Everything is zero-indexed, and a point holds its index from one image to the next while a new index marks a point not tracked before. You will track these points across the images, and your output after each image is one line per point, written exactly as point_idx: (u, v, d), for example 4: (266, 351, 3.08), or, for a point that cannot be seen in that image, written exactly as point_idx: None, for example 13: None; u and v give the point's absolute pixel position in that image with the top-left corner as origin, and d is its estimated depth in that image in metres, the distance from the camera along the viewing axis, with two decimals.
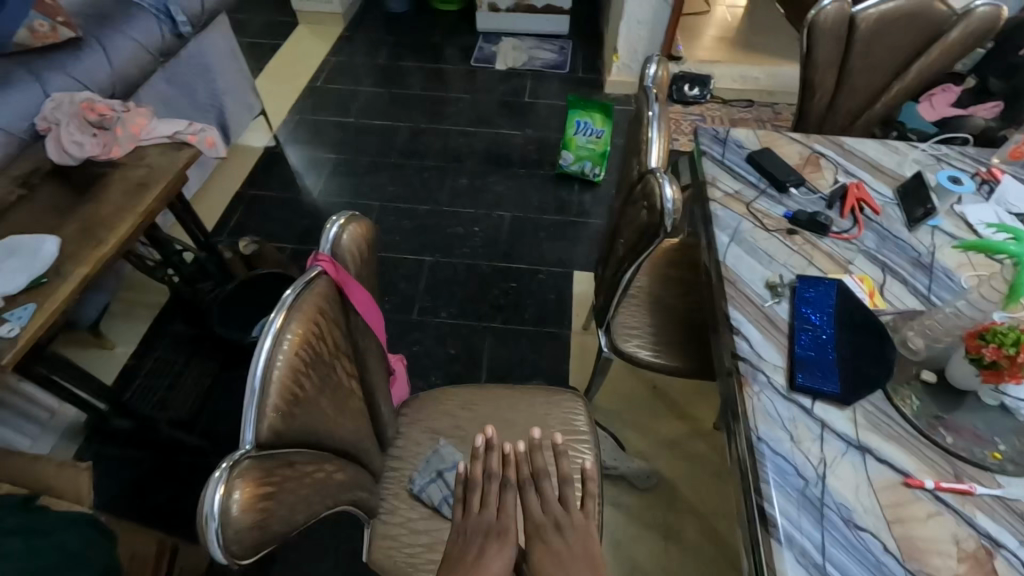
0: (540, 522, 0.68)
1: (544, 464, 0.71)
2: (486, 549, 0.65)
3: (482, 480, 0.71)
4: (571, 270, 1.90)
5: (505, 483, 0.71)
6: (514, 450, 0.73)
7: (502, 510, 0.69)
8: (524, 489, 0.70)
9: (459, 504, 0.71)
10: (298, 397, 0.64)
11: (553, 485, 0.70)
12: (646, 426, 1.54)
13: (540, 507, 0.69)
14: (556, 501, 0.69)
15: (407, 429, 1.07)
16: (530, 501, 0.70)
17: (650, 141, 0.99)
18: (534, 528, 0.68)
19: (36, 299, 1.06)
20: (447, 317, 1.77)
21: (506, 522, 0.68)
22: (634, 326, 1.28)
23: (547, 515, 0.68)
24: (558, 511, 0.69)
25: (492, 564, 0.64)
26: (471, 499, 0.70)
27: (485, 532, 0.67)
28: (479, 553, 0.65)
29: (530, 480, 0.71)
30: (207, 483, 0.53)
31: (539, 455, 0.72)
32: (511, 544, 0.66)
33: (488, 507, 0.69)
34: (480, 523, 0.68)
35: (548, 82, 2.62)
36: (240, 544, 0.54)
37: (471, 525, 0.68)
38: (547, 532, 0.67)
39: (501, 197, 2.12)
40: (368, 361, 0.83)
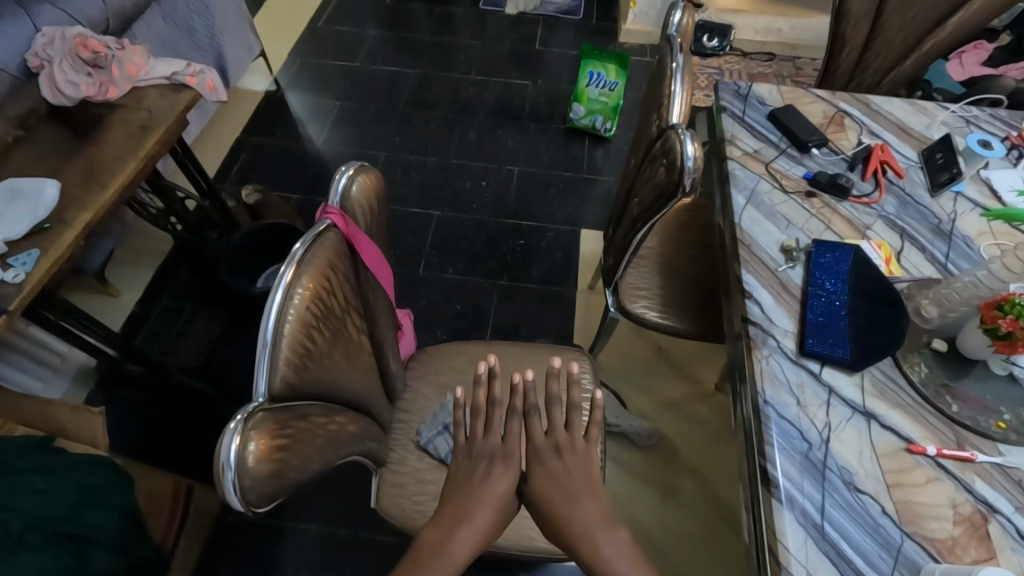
0: (541, 445, 0.72)
1: (555, 391, 0.71)
2: (491, 472, 0.70)
3: (486, 406, 0.71)
4: (579, 228, 1.87)
5: (511, 411, 0.72)
6: (521, 379, 0.71)
7: (507, 436, 0.71)
8: (529, 417, 0.72)
9: (462, 426, 0.72)
10: (310, 350, 0.64)
11: (557, 413, 0.72)
12: (648, 384, 1.56)
13: (542, 431, 0.72)
14: (561, 426, 0.72)
15: (414, 383, 1.09)
16: (533, 428, 0.72)
17: (672, 94, 0.94)
18: (535, 450, 0.72)
19: (41, 245, 1.04)
20: (453, 272, 1.76)
21: (511, 447, 0.71)
22: (643, 286, 1.27)
23: (549, 439, 0.72)
24: (560, 435, 0.72)
25: (498, 485, 0.69)
26: (476, 423, 0.72)
27: (491, 455, 0.71)
28: (485, 474, 0.70)
29: (536, 407, 0.72)
30: (224, 433, 0.54)
31: (550, 384, 0.71)
32: (514, 469, 0.71)
33: (493, 433, 0.71)
34: (486, 447, 0.71)
35: (561, 29, 2.50)
36: (257, 492, 0.55)
37: (476, 449, 0.71)
38: (546, 455, 0.72)
39: (510, 151, 2.06)
40: (377, 315, 0.82)
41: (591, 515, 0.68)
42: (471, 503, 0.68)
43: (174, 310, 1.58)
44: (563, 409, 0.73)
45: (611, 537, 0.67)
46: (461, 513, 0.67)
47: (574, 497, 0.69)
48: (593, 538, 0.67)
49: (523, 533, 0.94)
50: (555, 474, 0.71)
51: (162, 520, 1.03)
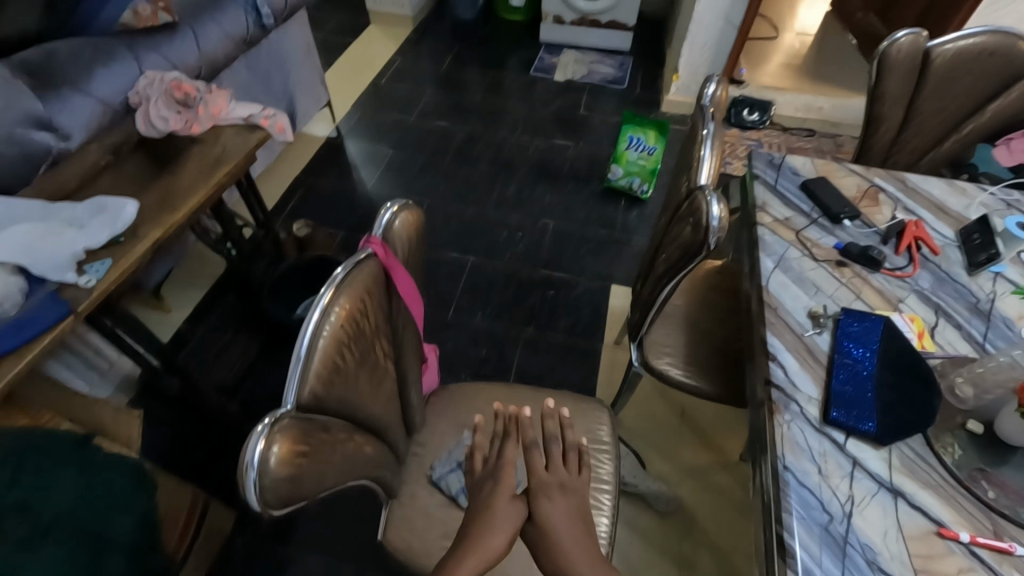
0: (544, 480, 0.65)
1: (551, 428, 0.70)
2: (501, 499, 0.63)
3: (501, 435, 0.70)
4: (608, 284, 1.90)
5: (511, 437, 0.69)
6: (518, 411, 0.70)
7: (503, 461, 0.67)
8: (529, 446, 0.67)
9: (474, 455, 0.69)
10: (339, 370, 0.67)
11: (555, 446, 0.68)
12: (669, 447, 1.51)
13: (543, 465, 0.66)
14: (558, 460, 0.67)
15: (433, 418, 1.11)
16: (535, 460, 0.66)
17: (702, 159, 0.99)
18: (538, 485, 0.65)
19: (114, 256, 1.14)
20: (481, 317, 1.81)
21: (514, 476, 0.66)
22: (667, 343, 1.27)
23: (552, 474, 0.65)
24: (562, 470, 0.66)
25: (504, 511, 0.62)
26: (474, 455, 0.69)
27: (489, 477, 0.66)
28: (488, 500, 0.64)
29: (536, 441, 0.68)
30: (251, 434, 0.58)
31: (546, 422, 0.70)
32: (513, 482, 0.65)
33: (490, 460, 0.68)
34: (483, 475, 0.67)
35: (605, 97, 2.64)
36: (274, 495, 0.57)
37: (485, 475, 0.67)
38: (549, 489, 0.64)
39: (546, 206, 2.14)
40: (404, 345, 0.86)
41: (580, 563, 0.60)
42: (477, 540, 0.60)
43: (216, 330, 1.66)
44: (557, 446, 0.68)
45: None
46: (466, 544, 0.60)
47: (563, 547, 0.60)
48: None
49: None
50: (556, 513, 0.62)
51: (177, 531, 1.08)
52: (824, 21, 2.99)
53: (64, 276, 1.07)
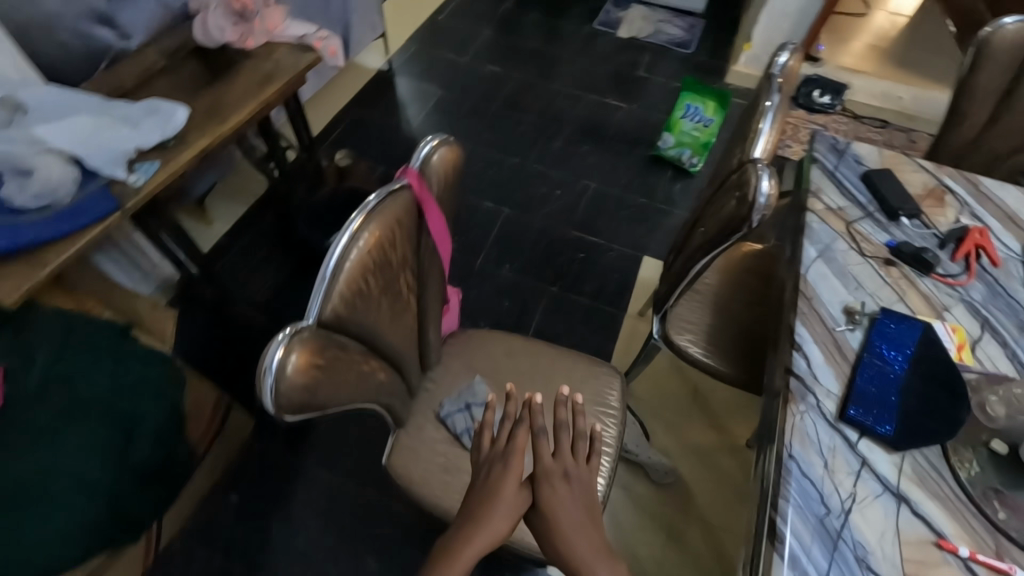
0: (549, 469, 0.65)
1: (564, 416, 0.67)
2: (509, 487, 0.64)
3: (512, 419, 0.69)
4: (641, 254, 1.86)
5: (521, 422, 0.67)
6: (530, 397, 0.68)
7: (513, 445, 0.66)
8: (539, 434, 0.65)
9: (483, 433, 0.68)
10: (363, 296, 0.69)
11: (565, 435, 0.67)
12: (677, 423, 1.51)
13: (550, 452, 0.66)
14: (566, 450, 0.67)
15: (448, 359, 1.13)
16: (541, 447, 0.66)
17: (760, 131, 0.94)
18: (543, 473, 0.65)
19: (162, 159, 1.17)
20: (508, 270, 1.80)
21: (522, 461, 0.66)
22: (693, 320, 1.25)
23: (558, 463, 0.65)
24: (568, 460, 0.66)
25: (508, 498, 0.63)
26: (484, 434, 0.68)
27: (499, 460, 0.66)
28: (494, 484, 0.64)
29: (545, 429, 0.66)
30: (272, 341, 0.60)
31: (559, 409, 0.68)
32: (521, 469, 0.65)
33: (499, 441, 0.67)
34: (492, 455, 0.67)
35: (668, 60, 2.50)
36: (289, 401, 0.60)
37: (495, 455, 0.67)
38: (553, 478, 0.64)
39: (589, 167, 2.08)
40: (429, 281, 0.87)
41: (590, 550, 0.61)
42: (481, 525, 0.62)
43: (253, 247, 1.72)
44: (567, 435, 0.67)
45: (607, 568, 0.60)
46: (468, 527, 0.62)
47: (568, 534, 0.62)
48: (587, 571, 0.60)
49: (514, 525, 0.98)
50: (558, 499, 0.63)
51: (202, 425, 1.16)
52: (924, 1, 2.72)
53: (116, 172, 1.10)
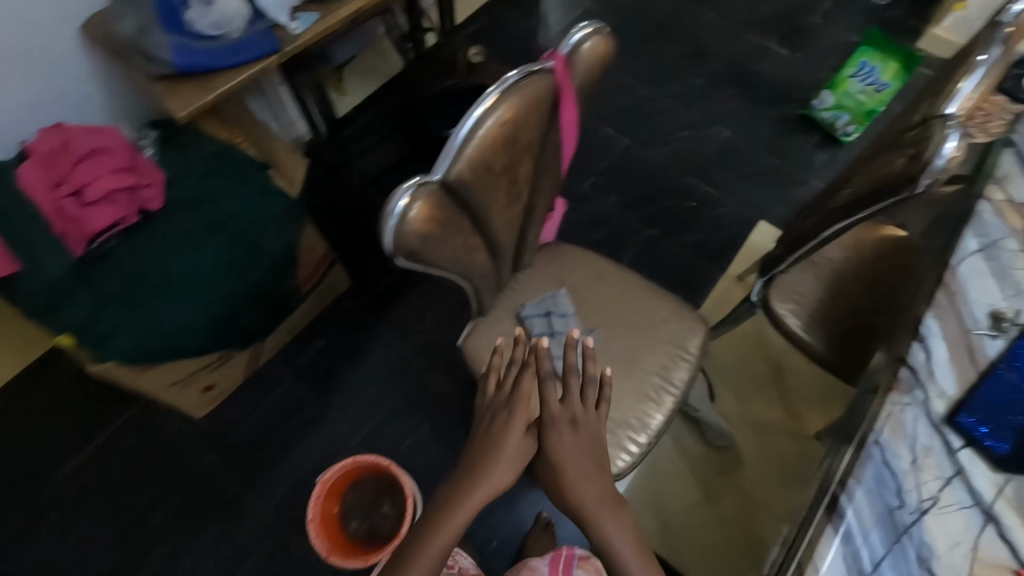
0: (557, 415, 0.72)
1: (573, 362, 0.72)
2: (516, 433, 0.71)
3: (519, 364, 0.73)
4: (757, 217, 1.73)
5: (527, 367, 0.72)
6: (538, 343, 0.70)
7: (518, 391, 0.72)
8: (545, 380, 0.71)
9: (492, 375, 0.74)
10: (487, 170, 0.69)
11: (573, 380, 0.73)
12: (747, 394, 1.46)
13: (558, 399, 0.72)
14: (574, 395, 0.73)
15: (538, 265, 1.14)
16: (548, 393, 0.71)
17: (958, 91, 0.80)
18: (549, 419, 0.72)
19: (320, 13, 1.14)
20: (612, 201, 1.75)
21: (528, 406, 0.72)
22: (801, 291, 1.16)
23: (565, 411, 0.72)
24: (576, 406, 0.73)
25: (514, 443, 0.71)
26: (493, 376, 0.74)
27: (505, 404, 0.72)
28: (500, 430, 0.71)
29: (552, 375, 0.71)
30: (398, 188, 0.64)
31: (568, 354, 0.72)
32: (527, 414, 0.72)
33: (506, 385, 0.73)
34: (498, 400, 0.73)
35: (854, 6, 2.16)
36: (403, 247, 0.64)
37: (502, 400, 0.73)
38: (559, 423, 0.72)
39: (726, 113, 1.91)
40: (545, 179, 0.86)
41: (591, 499, 0.71)
42: (488, 471, 0.69)
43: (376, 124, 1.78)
44: (577, 381, 0.73)
45: (613, 517, 0.71)
46: (472, 468, 0.70)
47: (574, 482, 0.71)
48: (595, 517, 0.71)
49: None
50: (565, 446, 0.72)
51: (309, 270, 1.29)
52: None
53: (279, 17, 1.10)
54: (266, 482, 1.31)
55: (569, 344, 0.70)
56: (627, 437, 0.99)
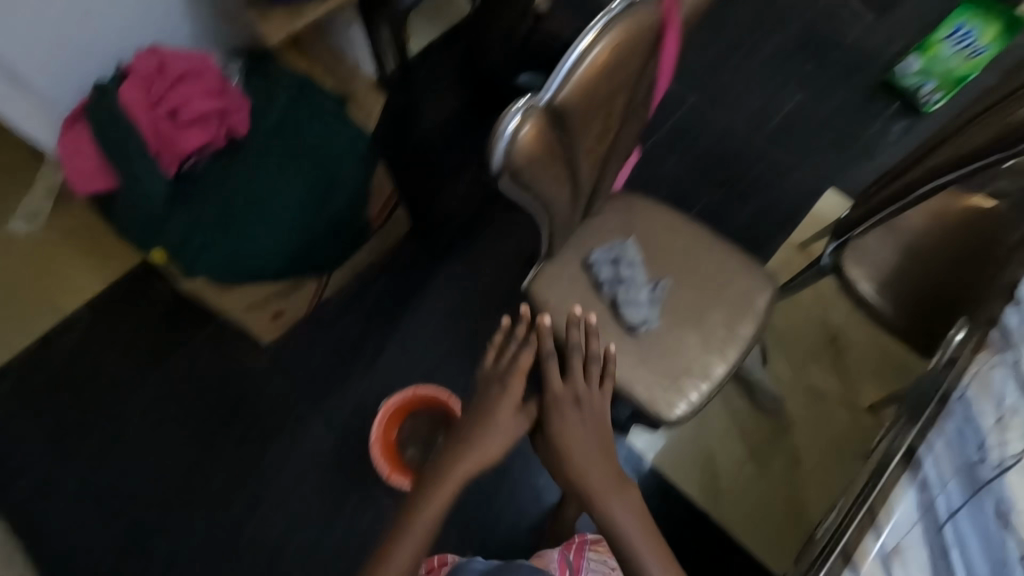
0: (559, 396, 0.71)
1: (576, 339, 0.75)
2: (507, 412, 0.70)
3: (518, 340, 0.73)
4: (826, 186, 1.68)
5: (527, 344, 0.72)
6: (541, 320, 0.71)
7: (516, 367, 0.71)
8: (548, 357, 0.71)
9: (491, 350, 0.74)
10: (590, 99, 0.69)
11: (577, 359, 0.74)
12: (802, 363, 1.44)
13: (561, 380, 0.72)
14: (579, 374, 0.73)
15: (607, 213, 1.13)
16: (551, 371, 0.71)
17: None
18: (552, 399, 0.72)
19: None
20: (675, 161, 1.71)
21: (522, 385, 0.71)
22: (877, 256, 1.13)
23: (569, 390, 0.72)
24: (580, 387, 0.72)
25: (506, 421, 0.70)
26: (493, 351, 0.74)
27: (499, 379, 0.72)
28: (492, 408, 0.71)
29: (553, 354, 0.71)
30: (509, 109, 0.63)
31: (572, 331, 0.75)
32: (520, 392, 0.71)
33: (503, 361, 0.73)
34: (494, 375, 0.73)
35: None
36: (511, 169, 0.65)
37: (497, 376, 0.72)
38: (563, 405, 0.71)
39: (803, 75, 1.83)
40: (634, 120, 0.85)
41: (600, 484, 0.69)
42: (478, 446, 0.70)
43: None
44: (579, 358, 0.74)
45: (623, 500, 0.69)
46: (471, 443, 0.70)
47: (581, 468, 0.69)
48: (604, 503, 0.69)
49: (627, 379, 1.01)
50: (570, 427, 0.71)
51: (379, 206, 1.32)
52: None
53: None
54: (329, 407, 1.39)
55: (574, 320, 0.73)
56: (689, 384, 1.01)
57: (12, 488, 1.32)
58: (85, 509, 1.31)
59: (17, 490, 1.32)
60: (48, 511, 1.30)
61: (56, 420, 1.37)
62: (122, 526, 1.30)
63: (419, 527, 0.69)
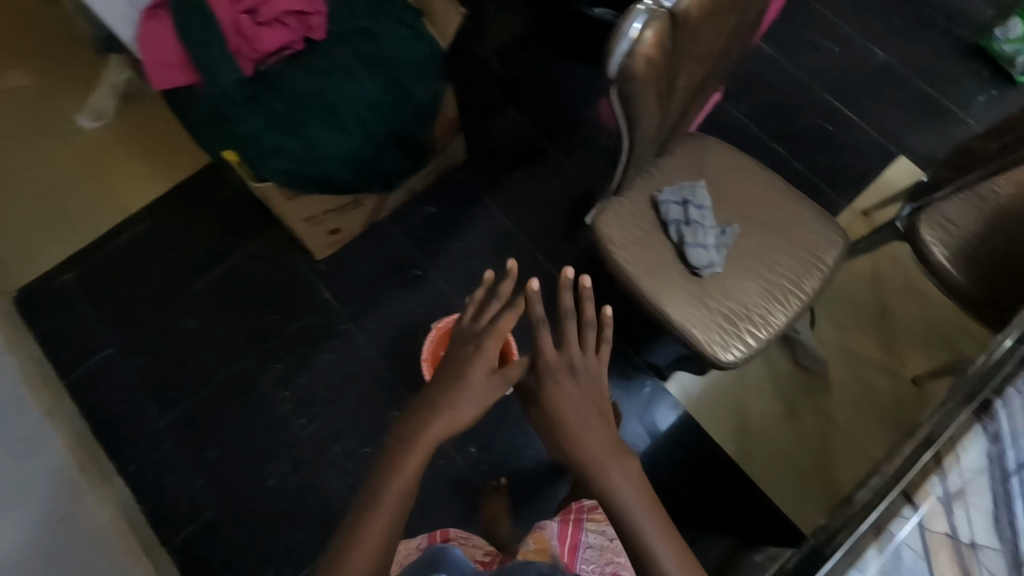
0: (552, 363, 0.69)
1: (566, 303, 0.70)
2: (480, 374, 0.68)
3: (503, 300, 0.72)
4: (897, 152, 1.61)
5: (511, 308, 0.71)
6: (529, 285, 0.71)
7: (493, 328, 0.71)
8: (537, 325, 0.69)
9: (472, 307, 0.74)
10: (708, 12, 0.67)
11: (571, 326, 0.70)
12: (849, 329, 1.43)
13: (553, 347, 0.70)
14: (574, 342, 0.70)
15: (679, 152, 1.11)
16: (542, 338, 0.69)
17: None
18: (546, 365, 0.70)
19: None
20: (742, 112, 1.65)
21: (496, 348, 0.69)
22: (955, 221, 1.10)
23: (564, 357, 0.70)
24: (575, 354, 0.70)
25: (478, 383, 0.68)
26: (475, 310, 0.74)
27: (476, 339, 0.71)
28: (462, 368, 0.69)
29: (542, 320, 0.69)
30: (631, 13, 0.62)
31: (563, 295, 0.70)
32: (493, 354, 0.69)
33: (482, 321, 0.72)
34: (471, 334, 0.72)
35: None
36: (626, 77, 0.64)
37: (476, 336, 0.71)
38: (557, 373, 0.69)
39: (890, 31, 1.72)
40: (735, 47, 0.83)
41: (601, 449, 0.66)
42: (446, 407, 0.66)
43: None
44: (573, 324, 0.70)
45: (622, 465, 0.66)
46: (447, 400, 0.67)
47: (578, 433, 0.67)
48: (604, 471, 0.65)
49: (685, 319, 1.02)
50: (563, 395, 0.68)
51: (444, 128, 1.30)
52: None
53: None
54: (375, 324, 1.44)
55: (564, 284, 0.69)
56: (746, 329, 1.01)
57: (77, 366, 1.40)
58: (144, 393, 1.39)
59: (83, 368, 1.40)
60: (111, 391, 1.39)
61: (118, 313, 1.43)
62: (177, 411, 1.38)
63: (392, 488, 0.63)
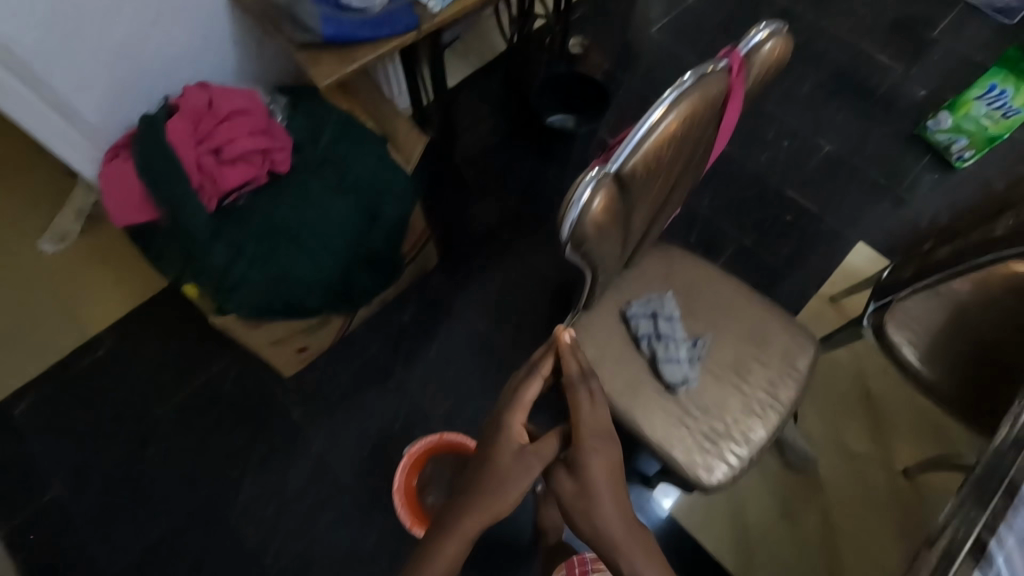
0: (591, 429, 0.72)
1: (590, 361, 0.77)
2: (514, 461, 0.70)
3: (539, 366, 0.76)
4: (857, 238, 1.67)
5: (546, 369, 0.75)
6: (560, 337, 0.75)
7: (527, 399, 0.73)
8: (573, 381, 0.75)
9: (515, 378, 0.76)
10: (657, 166, 0.68)
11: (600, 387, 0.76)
12: (834, 420, 1.40)
13: (588, 413, 0.73)
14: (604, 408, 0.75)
15: (644, 263, 1.11)
16: (579, 400, 0.74)
17: None
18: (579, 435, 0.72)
19: None
20: (706, 205, 1.71)
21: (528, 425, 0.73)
22: (921, 319, 1.11)
23: (598, 423, 0.73)
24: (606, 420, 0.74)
25: (516, 467, 0.70)
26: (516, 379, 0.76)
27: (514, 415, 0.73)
28: (503, 449, 0.71)
29: (578, 379, 0.75)
30: (582, 179, 0.64)
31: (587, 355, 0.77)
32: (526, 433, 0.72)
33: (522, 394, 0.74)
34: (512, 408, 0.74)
35: (982, 21, 2.00)
36: (581, 237, 0.66)
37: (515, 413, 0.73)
38: (594, 439, 0.72)
39: (834, 124, 1.83)
40: (687, 179, 0.84)
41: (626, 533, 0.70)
42: (488, 497, 0.69)
43: (472, 106, 1.74)
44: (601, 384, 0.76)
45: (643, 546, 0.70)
46: (484, 497, 0.69)
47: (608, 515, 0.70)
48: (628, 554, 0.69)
49: (667, 439, 0.98)
50: (601, 467, 0.71)
51: (412, 242, 1.31)
52: None
53: None
54: (347, 441, 1.36)
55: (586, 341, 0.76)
56: (728, 448, 0.98)
57: (22, 511, 1.29)
58: (96, 533, 1.28)
59: (29, 510, 1.29)
60: (57, 534, 1.27)
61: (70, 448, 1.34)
62: (132, 554, 1.26)
63: None
